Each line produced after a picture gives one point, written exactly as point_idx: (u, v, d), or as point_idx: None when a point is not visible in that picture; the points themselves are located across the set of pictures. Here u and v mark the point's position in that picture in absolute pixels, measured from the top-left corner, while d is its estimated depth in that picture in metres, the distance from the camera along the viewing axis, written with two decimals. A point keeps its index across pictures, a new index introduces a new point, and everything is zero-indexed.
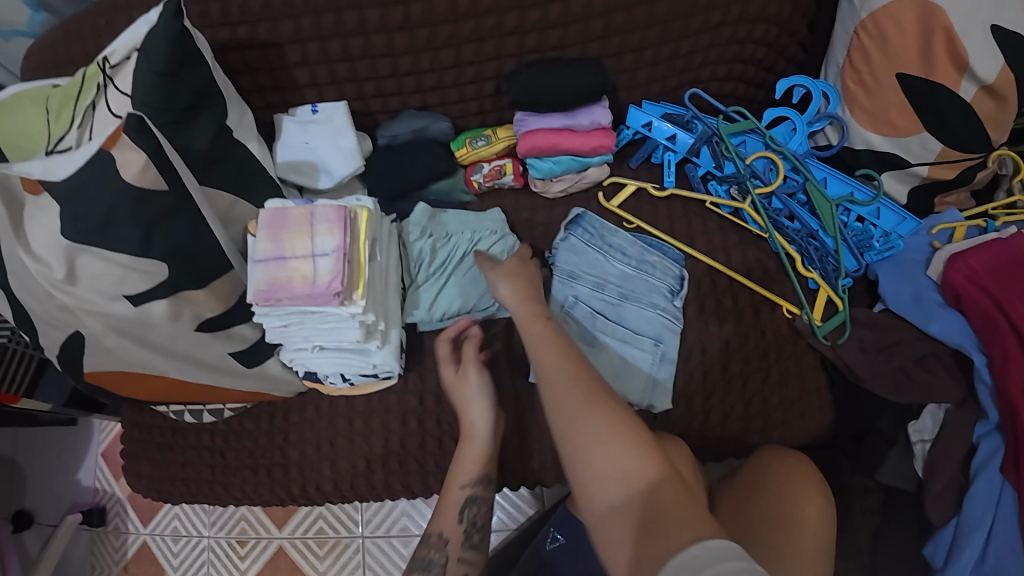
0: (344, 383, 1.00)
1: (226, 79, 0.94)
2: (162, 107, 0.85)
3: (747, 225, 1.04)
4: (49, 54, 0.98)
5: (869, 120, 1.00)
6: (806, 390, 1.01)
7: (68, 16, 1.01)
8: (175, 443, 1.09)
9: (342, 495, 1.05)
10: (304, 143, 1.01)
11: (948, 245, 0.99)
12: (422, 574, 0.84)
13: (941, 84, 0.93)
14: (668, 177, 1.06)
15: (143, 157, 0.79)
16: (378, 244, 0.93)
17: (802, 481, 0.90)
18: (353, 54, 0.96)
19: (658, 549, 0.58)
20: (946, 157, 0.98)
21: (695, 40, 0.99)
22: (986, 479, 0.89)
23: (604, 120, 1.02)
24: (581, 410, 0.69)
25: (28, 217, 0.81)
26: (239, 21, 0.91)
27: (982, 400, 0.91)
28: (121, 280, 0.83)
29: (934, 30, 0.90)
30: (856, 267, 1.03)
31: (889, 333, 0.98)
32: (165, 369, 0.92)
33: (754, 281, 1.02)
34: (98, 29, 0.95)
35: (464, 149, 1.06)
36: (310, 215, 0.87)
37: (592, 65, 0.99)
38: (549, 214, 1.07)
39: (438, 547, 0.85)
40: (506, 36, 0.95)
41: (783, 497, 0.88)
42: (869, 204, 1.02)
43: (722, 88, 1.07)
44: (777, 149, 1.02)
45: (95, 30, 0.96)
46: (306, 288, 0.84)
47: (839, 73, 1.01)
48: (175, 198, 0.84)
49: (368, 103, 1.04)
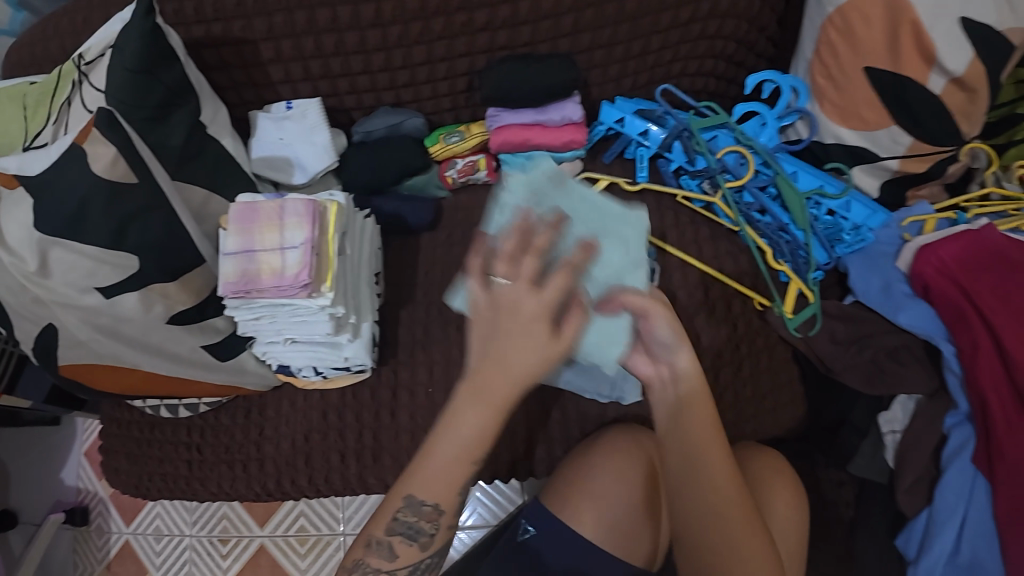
0: (317, 377, 1.01)
1: (199, 76, 0.95)
2: (136, 105, 0.86)
3: (719, 219, 1.05)
4: (29, 52, 1.01)
5: (838, 114, 1.01)
6: (778, 384, 1.01)
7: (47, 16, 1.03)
8: (152, 439, 1.10)
9: (317, 489, 1.05)
10: (279, 139, 1.02)
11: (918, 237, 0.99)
12: (392, 542, 0.71)
13: (909, 77, 0.94)
14: (640, 171, 1.07)
15: (114, 151, 0.81)
16: (347, 238, 0.94)
17: (776, 479, 0.89)
18: (326, 51, 0.98)
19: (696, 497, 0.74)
20: (916, 150, 0.99)
21: (664, 36, 1.00)
22: (958, 468, 0.90)
23: (574, 115, 1.03)
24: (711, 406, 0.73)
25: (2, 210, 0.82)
26: (213, 18, 0.93)
27: (952, 389, 0.92)
28: (91, 273, 0.84)
29: (902, 23, 0.91)
30: (826, 260, 1.04)
31: (860, 325, 0.98)
32: (139, 362, 0.94)
33: (727, 275, 1.02)
34: (75, 26, 0.98)
35: (437, 145, 1.07)
36: (280, 208, 0.88)
37: (563, 61, 1.01)
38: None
39: (430, 517, 0.70)
40: (476, 32, 0.97)
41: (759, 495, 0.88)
42: (839, 197, 1.01)
43: (693, 84, 1.08)
44: (748, 143, 1.03)
45: (72, 27, 0.99)
46: (274, 281, 0.85)
47: (808, 67, 1.02)
48: (147, 192, 0.85)
49: (342, 100, 1.05)
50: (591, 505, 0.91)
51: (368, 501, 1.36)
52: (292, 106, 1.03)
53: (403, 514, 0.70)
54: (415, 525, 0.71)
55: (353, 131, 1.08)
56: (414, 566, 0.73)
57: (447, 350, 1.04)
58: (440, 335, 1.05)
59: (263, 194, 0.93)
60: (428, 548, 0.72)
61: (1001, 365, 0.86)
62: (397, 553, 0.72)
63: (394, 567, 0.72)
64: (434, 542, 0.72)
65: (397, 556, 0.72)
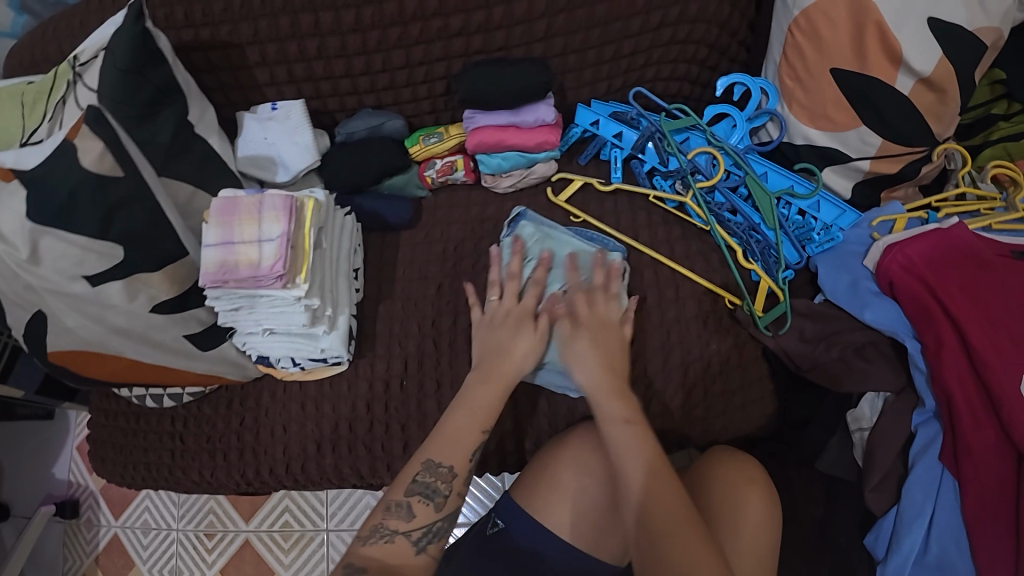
0: (295, 367, 1.04)
1: (187, 77, 1.00)
2: (125, 103, 0.91)
3: (691, 218, 1.06)
4: (29, 54, 1.07)
5: (806, 114, 1.02)
6: (747, 380, 1.02)
7: (47, 21, 1.08)
8: (138, 428, 1.13)
9: (294, 478, 1.07)
10: (263, 139, 1.06)
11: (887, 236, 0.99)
12: (411, 503, 0.81)
13: (876, 77, 0.96)
14: (614, 172, 1.10)
15: (102, 145, 0.85)
16: (324, 233, 0.97)
17: (749, 488, 0.91)
18: (309, 54, 1.02)
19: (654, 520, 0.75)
20: (886, 151, 1.01)
21: (636, 41, 1.04)
22: (925, 466, 0.90)
23: (547, 117, 1.05)
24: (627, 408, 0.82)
25: None
26: (202, 23, 0.98)
27: (919, 387, 0.93)
28: (80, 261, 0.88)
29: (867, 24, 0.93)
30: (797, 259, 1.05)
31: (828, 323, 1.00)
32: (124, 349, 0.97)
33: (697, 273, 1.04)
34: (72, 29, 1.04)
35: (418, 145, 1.10)
36: (260, 203, 0.92)
37: (537, 64, 1.04)
38: (499, 208, 1.12)
39: (445, 478, 0.82)
40: (453, 37, 1.01)
41: (731, 496, 0.90)
42: (809, 197, 1.04)
43: (666, 88, 1.11)
44: (718, 145, 1.05)
45: (69, 30, 1.04)
46: (250, 271, 0.88)
47: (778, 70, 1.04)
48: (133, 184, 0.90)
49: (326, 102, 1.09)
50: (559, 501, 0.91)
51: (351, 497, 1.39)
52: (274, 106, 1.06)
53: (423, 474, 0.82)
54: (432, 485, 0.82)
55: (336, 131, 1.11)
56: (426, 527, 0.82)
57: (422, 344, 1.06)
58: (416, 330, 1.07)
59: (246, 190, 0.97)
60: (442, 510, 0.82)
61: (966, 361, 0.87)
62: (414, 513, 0.81)
63: (409, 527, 0.81)
64: (448, 503, 0.82)
65: (414, 516, 0.81)
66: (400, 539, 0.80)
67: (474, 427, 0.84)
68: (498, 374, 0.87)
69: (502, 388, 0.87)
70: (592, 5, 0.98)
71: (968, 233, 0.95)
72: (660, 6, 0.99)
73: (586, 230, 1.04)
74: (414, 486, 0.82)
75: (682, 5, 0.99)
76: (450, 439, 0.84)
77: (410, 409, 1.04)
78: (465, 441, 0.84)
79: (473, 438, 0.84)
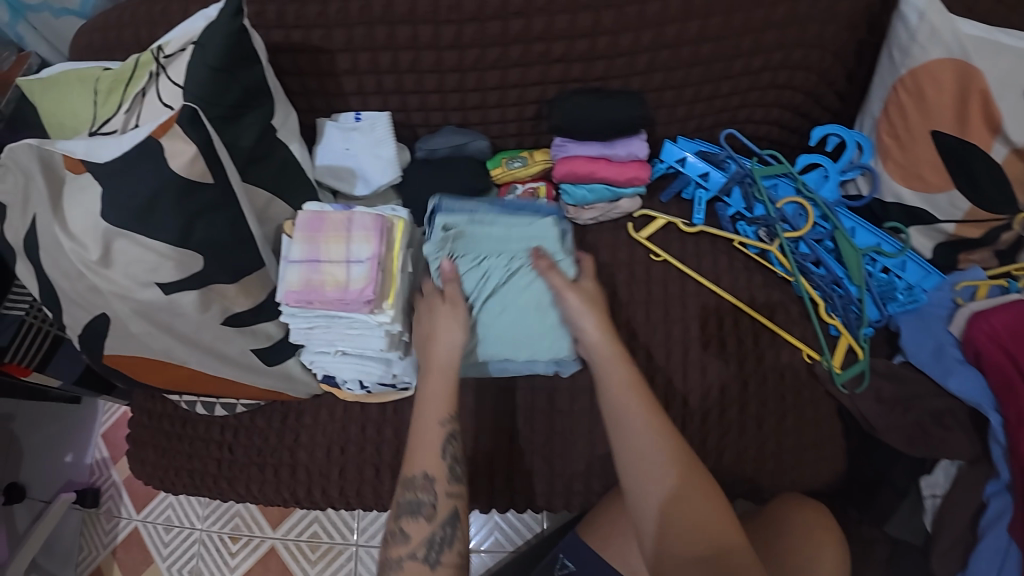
0: (361, 390, 1.01)
1: (276, 80, 0.95)
2: (213, 102, 0.86)
3: (773, 267, 1.06)
4: (101, 36, 1.02)
5: (900, 173, 1.02)
6: (821, 437, 1.00)
7: (125, 3, 1.03)
8: (184, 433, 1.09)
9: (347, 501, 1.04)
10: (346, 150, 1.03)
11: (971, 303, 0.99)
12: (404, 526, 0.81)
13: (974, 143, 0.94)
14: (697, 214, 1.08)
15: (193, 150, 0.79)
16: (410, 254, 0.94)
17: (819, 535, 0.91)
18: (401, 67, 0.98)
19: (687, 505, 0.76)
20: (974, 216, 0.99)
21: (736, 82, 1.01)
22: (994, 536, 0.89)
23: (640, 153, 1.05)
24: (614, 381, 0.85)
25: (67, 195, 0.82)
26: (294, 25, 0.94)
27: (996, 459, 0.91)
28: (155, 268, 0.83)
29: (971, 91, 0.92)
30: (878, 316, 1.05)
31: (907, 387, 0.98)
32: (189, 359, 0.93)
33: (777, 324, 1.03)
34: (152, 17, 0.99)
35: (499, 168, 1.09)
36: (348, 220, 0.88)
37: (632, 98, 1.02)
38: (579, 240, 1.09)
39: (425, 487, 0.83)
40: (552, 63, 0.98)
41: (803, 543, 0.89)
42: (895, 256, 1.04)
43: (756, 131, 1.09)
44: (808, 196, 1.04)
45: (149, 18, 0.99)
46: (339, 294, 0.85)
47: (875, 125, 1.03)
48: (220, 192, 0.84)
49: (410, 116, 1.06)
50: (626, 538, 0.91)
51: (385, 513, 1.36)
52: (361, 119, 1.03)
53: (407, 493, 0.82)
54: (418, 499, 0.82)
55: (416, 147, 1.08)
56: (429, 541, 0.80)
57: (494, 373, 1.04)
58: None
59: (329, 205, 0.93)
60: (434, 519, 0.81)
61: None
62: (410, 533, 0.80)
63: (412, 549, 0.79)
64: (437, 511, 0.82)
65: (410, 537, 0.80)
66: (407, 564, 0.78)
67: (432, 422, 0.86)
68: (434, 367, 0.88)
69: (446, 379, 0.87)
70: (700, 44, 0.95)
71: None
72: (768, 51, 0.97)
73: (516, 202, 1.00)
74: (408, 501, 0.82)
75: (790, 52, 0.97)
76: (422, 441, 0.85)
77: (476, 440, 1.01)
78: (432, 438, 0.85)
79: (434, 436, 0.85)
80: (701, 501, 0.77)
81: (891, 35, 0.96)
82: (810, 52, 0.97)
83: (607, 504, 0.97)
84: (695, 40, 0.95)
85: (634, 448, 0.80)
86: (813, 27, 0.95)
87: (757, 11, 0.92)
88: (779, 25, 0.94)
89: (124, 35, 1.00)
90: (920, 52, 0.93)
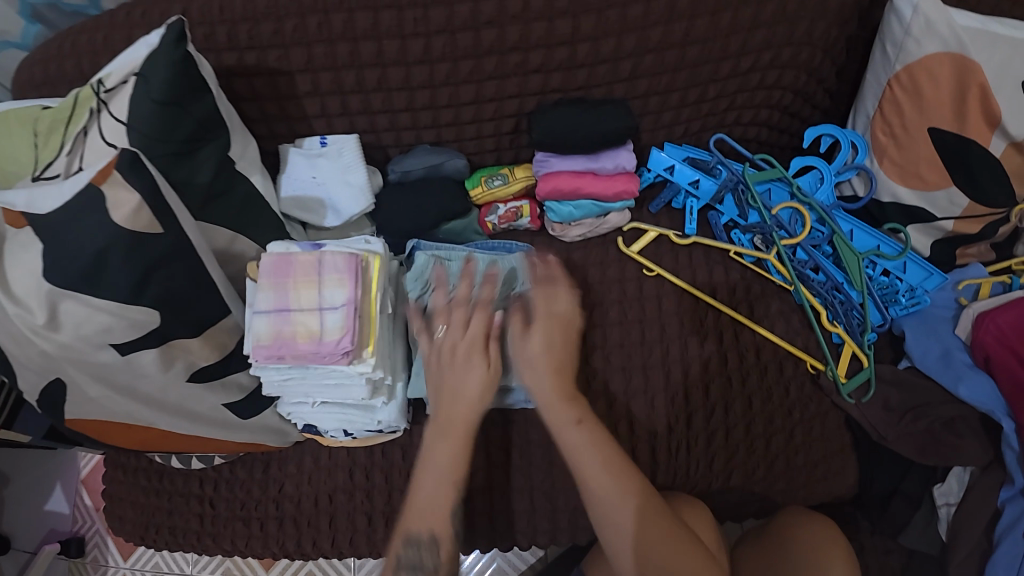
0: (346, 437, 0.95)
1: (232, 109, 0.88)
2: (161, 138, 0.79)
3: (771, 275, 1.01)
4: (37, 67, 0.93)
5: (898, 172, 0.97)
6: (828, 452, 0.97)
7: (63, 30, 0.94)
8: (161, 488, 1.02)
9: (340, 552, 0.98)
10: (312, 178, 0.95)
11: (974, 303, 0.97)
12: None
13: (972, 139, 0.91)
14: (689, 224, 1.02)
15: (138, 198, 0.72)
16: (387, 293, 0.88)
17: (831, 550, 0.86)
18: (367, 86, 0.91)
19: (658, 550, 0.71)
20: (973, 212, 0.96)
21: (724, 84, 0.96)
22: (1008, 546, 0.84)
23: (628, 164, 0.98)
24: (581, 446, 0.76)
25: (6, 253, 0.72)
26: (246, 46, 0.86)
27: (1009, 464, 0.87)
28: (108, 328, 0.75)
29: (970, 86, 0.88)
30: (880, 321, 1.01)
31: (916, 394, 0.95)
32: (156, 420, 0.86)
33: (777, 335, 0.99)
34: (94, 45, 0.90)
35: (479, 188, 1.02)
36: (318, 262, 0.81)
37: (619, 106, 0.96)
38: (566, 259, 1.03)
39: (430, 549, 0.72)
40: (529, 73, 0.91)
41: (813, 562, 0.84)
42: (896, 259, 0.99)
43: (745, 132, 1.04)
44: (804, 200, 0.99)
45: (91, 46, 0.90)
46: (312, 346, 0.78)
47: (869, 124, 0.98)
48: (174, 240, 0.77)
49: (379, 137, 0.99)
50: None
51: None
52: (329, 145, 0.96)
53: (406, 549, 0.72)
54: (418, 561, 0.71)
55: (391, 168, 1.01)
56: None
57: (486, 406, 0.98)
58: None
59: (297, 243, 0.86)
60: None
61: None
62: None
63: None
64: (441, 571, 0.72)
65: None
66: None
67: (443, 480, 0.75)
68: (441, 417, 0.77)
69: (462, 440, 0.76)
70: (686, 47, 0.90)
71: None
72: (757, 50, 0.91)
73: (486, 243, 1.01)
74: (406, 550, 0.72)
75: (778, 50, 0.92)
76: (426, 501, 0.74)
77: (473, 481, 0.95)
78: (443, 498, 0.75)
79: (445, 496, 0.75)
80: (674, 549, 0.71)
81: (884, 29, 0.91)
82: (800, 49, 0.92)
83: None
84: (682, 42, 0.89)
85: (600, 496, 0.74)
86: (802, 23, 0.89)
87: (746, 9, 0.87)
88: (768, 23, 0.88)
89: (60, 69, 0.92)
90: (915, 47, 0.88)
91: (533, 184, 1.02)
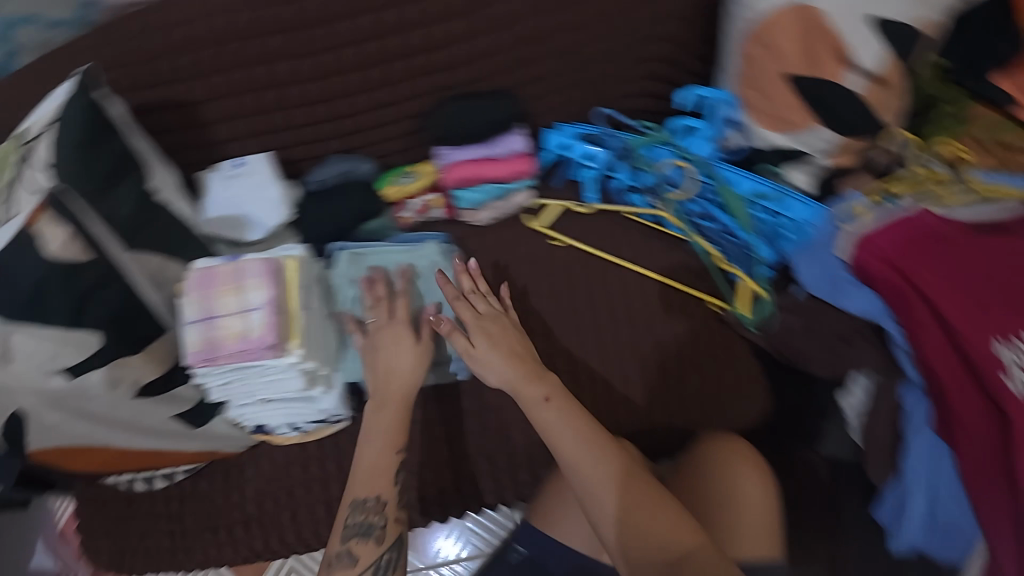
0: (295, 431, 1.03)
1: (147, 144, 0.94)
2: (82, 176, 0.82)
3: (668, 229, 1.14)
4: None
5: (766, 119, 1.04)
6: (740, 379, 1.10)
7: None
8: (132, 513, 1.07)
9: (310, 544, 1.05)
10: (231, 198, 1.02)
11: (853, 223, 0.98)
12: (350, 547, 0.84)
13: (827, 77, 0.98)
14: (589, 193, 1.14)
15: (66, 230, 0.79)
16: (309, 291, 0.94)
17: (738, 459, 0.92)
18: (270, 107, 0.99)
19: (642, 518, 0.77)
20: (844, 145, 1.02)
21: (598, 63, 1.06)
22: (923, 442, 0.90)
23: (520, 147, 1.08)
24: (567, 426, 0.84)
25: None
26: (150, 85, 0.94)
27: (902, 362, 0.92)
28: (54, 354, 0.81)
29: (816, 27, 0.96)
30: (773, 256, 1.08)
31: (814, 317, 1.01)
32: (111, 438, 0.92)
33: (686, 282, 1.13)
34: (12, 106, 0.98)
35: (391, 186, 1.10)
36: (236, 271, 0.88)
37: (503, 96, 1.04)
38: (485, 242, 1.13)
39: (376, 510, 0.87)
40: (416, 76, 1.00)
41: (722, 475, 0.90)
42: (773, 197, 1.06)
43: (629, 103, 1.14)
44: (687, 156, 1.10)
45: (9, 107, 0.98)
46: (240, 345, 0.85)
47: (737, 81, 1.05)
48: (103, 267, 0.84)
49: (291, 152, 1.07)
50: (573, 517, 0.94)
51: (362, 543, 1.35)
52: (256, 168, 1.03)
53: (353, 514, 0.86)
54: (366, 522, 0.86)
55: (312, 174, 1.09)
56: (372, 565, 0.85)
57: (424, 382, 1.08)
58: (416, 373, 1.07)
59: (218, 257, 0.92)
60: (383, 542, 0.86)
61: (951, 345, 0.84)
62: (356, 556, 0.84)
63: (359, 571, 0.84)
64: (387, 534, 0.87)
65: (356, 559, 0.84)
66: None
67: (388, 450, 0.90)
68: (390, 398, 0.93)
69: (399, 412, 0.93)
70: (553, 33, 0.99)
71: (934, 216, 0.92)
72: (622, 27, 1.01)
73: (404, 235, 1.12)
74: (350, 526, 0.85)
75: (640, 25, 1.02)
76: (370, 471, 0.89)
77: None
78: (386, 467, 0.90)
79: (389, 462, 0.90)
80: (651, 504, 0.79)
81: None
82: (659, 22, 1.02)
83: (550, 484, 1.00)
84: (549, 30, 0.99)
85: (578, 464, 0.82)
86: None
87: None
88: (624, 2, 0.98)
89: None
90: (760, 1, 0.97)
91: (438, 176, 1.09)
